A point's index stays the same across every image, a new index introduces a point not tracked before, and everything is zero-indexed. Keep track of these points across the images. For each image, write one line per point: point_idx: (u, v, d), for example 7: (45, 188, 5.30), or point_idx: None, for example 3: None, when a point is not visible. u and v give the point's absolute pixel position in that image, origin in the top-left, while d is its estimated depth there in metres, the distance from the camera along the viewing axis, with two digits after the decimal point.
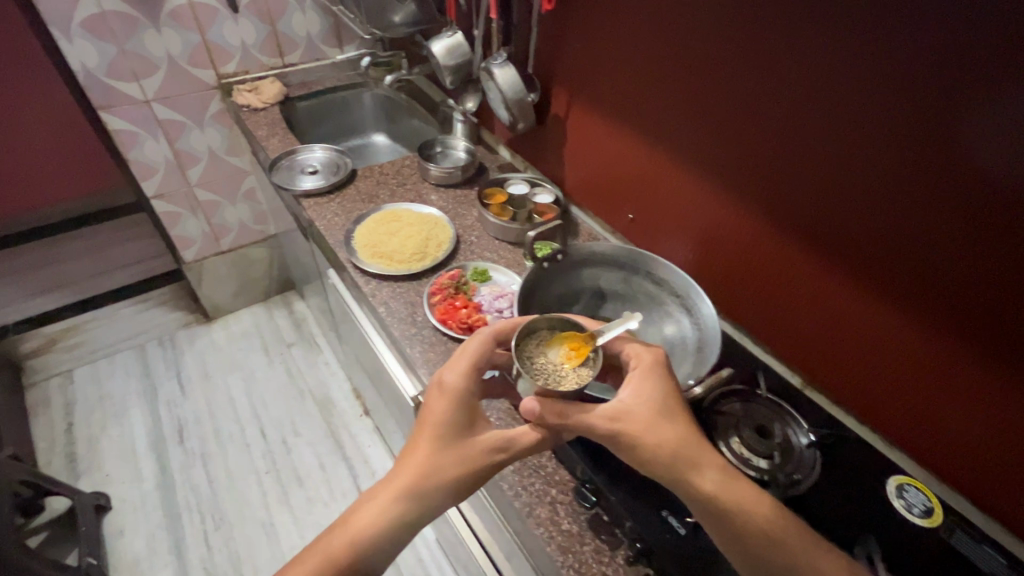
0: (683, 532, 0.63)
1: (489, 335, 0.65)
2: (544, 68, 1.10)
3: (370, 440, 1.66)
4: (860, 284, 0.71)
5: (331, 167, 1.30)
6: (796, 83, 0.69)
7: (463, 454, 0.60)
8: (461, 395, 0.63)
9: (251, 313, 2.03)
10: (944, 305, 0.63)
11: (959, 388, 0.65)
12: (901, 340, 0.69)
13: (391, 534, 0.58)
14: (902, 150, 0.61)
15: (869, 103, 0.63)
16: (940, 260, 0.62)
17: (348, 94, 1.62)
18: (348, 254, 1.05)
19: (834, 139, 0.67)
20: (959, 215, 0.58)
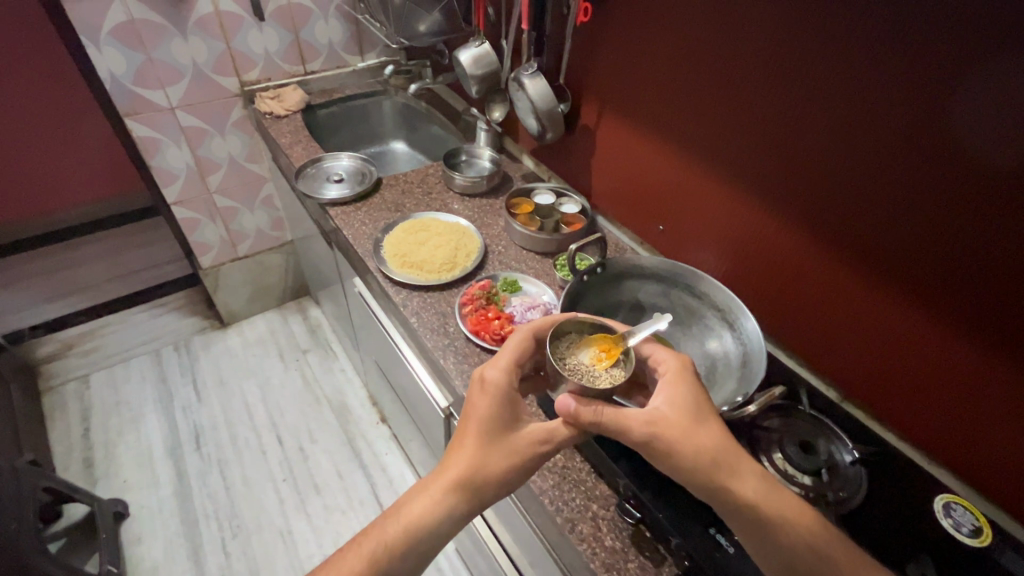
0: (732, 550, 0.62)
1: (529, 334, 0.70)
2: (574, 79, 1.10)
3: (387, 448, 1.65)
4: (900, 300, 0.71)
5: (356, 175, 1.30)
6: (835, 99, 0.69)
7: (508, 448, 0.63)
8: (504, 391, 0.66)
9: (266, 319, 2.02)
10: (989, 324, 0.63)
11: (1004, 407, 0.65)
12: (943, 358, 0.69)
13: (441, 524, 0.61)
14: (947, 170, 0.61)
15: (912, 120, 0.62)
16: (985, 278, 0.61)
17: (368, 102, 1.63)
18: (378, 263, 1.05)
19: (874, 155, 0.67)
20: (1007, 236, 0.58)
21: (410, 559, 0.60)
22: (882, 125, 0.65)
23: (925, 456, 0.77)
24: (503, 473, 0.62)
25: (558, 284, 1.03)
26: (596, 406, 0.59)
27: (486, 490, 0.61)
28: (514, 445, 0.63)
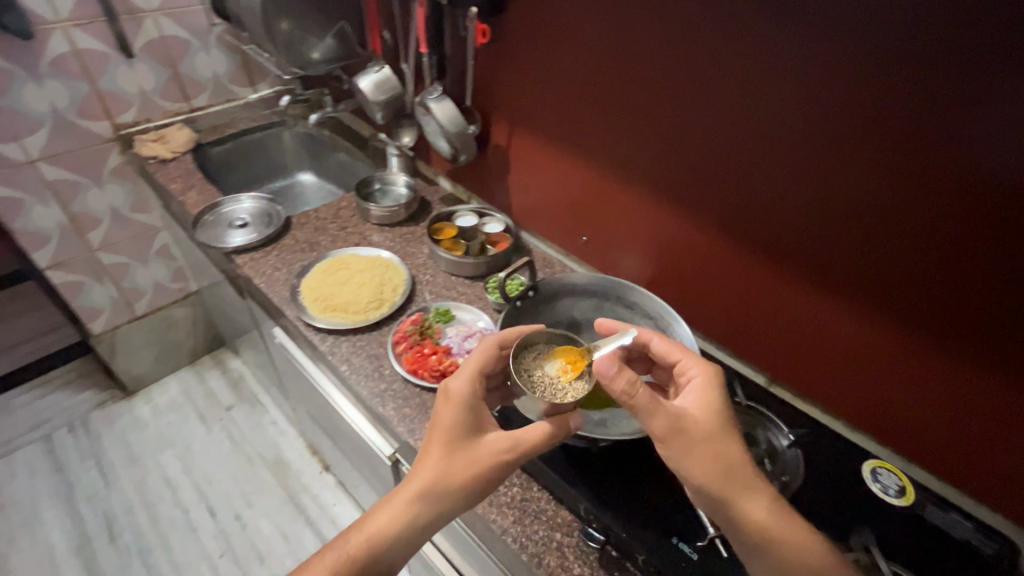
0: (696, 556, 0.62)
1: (495, 347, 0.68)
2: (480, 99, 1.09)
3: (335, 497, 1.55)
4: (823, 291, 0.75)
5: (262, 217, 1.21)
6: (745, 109, 0.72)
7: (473, 458, 0.61)
8: (469, 401, 0.65)
9: (179, 380, 1.83)
10: (892, 303, 0.69)
11: (911, 377, 0.72)
12: (856, 337, 0.75)
13: (406, 536, 0.59)
14: (843, 168, 0.66)
15: (818, 126, 0.66)
16: (898, 267, 0.66)
17: (266, 135, 1.52)
18: (298, 311, 0.97)
19: (787, 160, 0.71)
20: (898, 224, 0.64)
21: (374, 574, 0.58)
22: (792, 131, 0.69)
23: (847, 426, 0.83)
24: (466, 483, 0.60)
25: (492, 307, 1.01)
26: (634, 380, 0.56)
27: (450, 499, 0.60)
28: (479, 453, 0.61)
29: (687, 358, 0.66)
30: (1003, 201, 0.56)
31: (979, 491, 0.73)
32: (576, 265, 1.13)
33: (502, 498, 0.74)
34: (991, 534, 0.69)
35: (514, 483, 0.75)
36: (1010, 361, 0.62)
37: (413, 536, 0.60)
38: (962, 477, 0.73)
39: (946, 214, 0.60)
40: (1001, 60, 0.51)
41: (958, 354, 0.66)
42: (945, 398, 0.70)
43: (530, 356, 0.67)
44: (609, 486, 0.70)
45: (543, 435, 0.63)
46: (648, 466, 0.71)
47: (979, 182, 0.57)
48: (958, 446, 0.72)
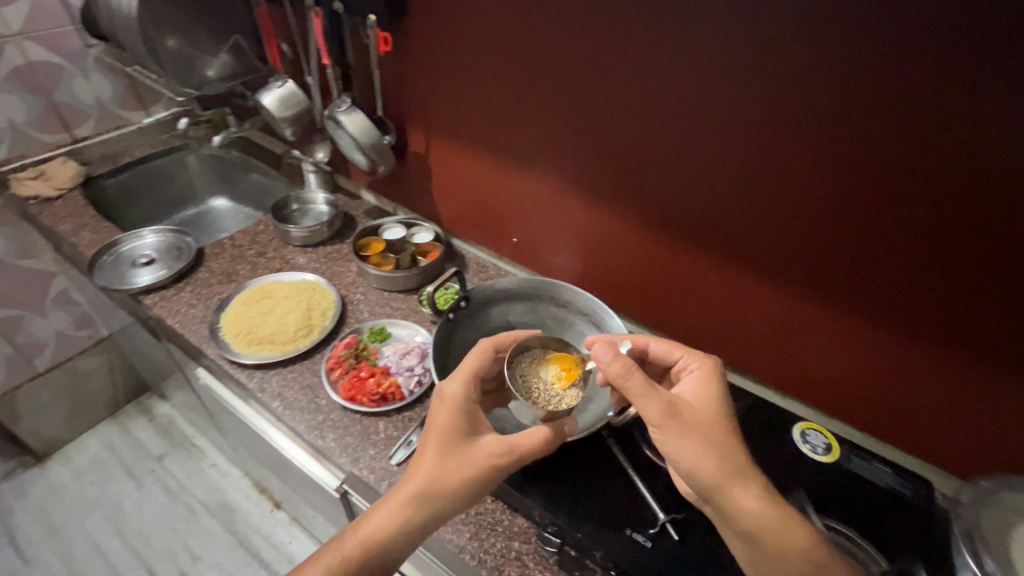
0: (650, 544, 0.64)
1: (491, 347, 0.68)
2: (394, 108, 1.06)
3: (290, 535, 1.47)
4: (759, 273, 0.78)
5: (170, 251, 1.12)
6: (669, 105, 0.73)
7: (466, 462, 0.60)
8: (464, 403, 0.64)
9: (99, 436, 1.67)
10: (811, 276, 0.73)
11: (834, 342, 0.77)
12: (782, 310, 0.79)
13: (400, 541, 0.57)
14: (754, 154, 0.69)
15: (740, 119, 0.68)
16: (825, 247, 0.70)
17: (167, 161, 1.41)
18: (219, 349, 0.91)
19: (714, 152, 0.72)
20: (810, 202, 0.68)
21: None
22: (716, 124, 0.70)
23: (778, 393, 0.88)
24: (459, 485, 0.58)
25: (428, 320, 0.99)
26: (630, 366, 0.59)
27: (441, 504, 0.58)
28: (474, 454, 0.60)
29: (687, 355, 0.69)
30: (913, 180, 0.60)
31: (901, 440, 0.79)
32: (510, 267, 1.13)
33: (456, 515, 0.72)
34: (910, 478, 0.75)
35: None
36: (929, 324, 0.67)
37: (407, 541, 0.58)
38: (879, 427, 0.80)
39: (863, 194, 0.64)
40: (899, 48, 0.54)
41: (883, 321, 0.71)
42: (864, 359, 0.75)
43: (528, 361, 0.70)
44: (561, 487, 0.69)
45: (538, 438, 0.62)
46: (598, 462, 0.72)
47: (892, 164, 0.60)
48: (875, 400, 0.78)
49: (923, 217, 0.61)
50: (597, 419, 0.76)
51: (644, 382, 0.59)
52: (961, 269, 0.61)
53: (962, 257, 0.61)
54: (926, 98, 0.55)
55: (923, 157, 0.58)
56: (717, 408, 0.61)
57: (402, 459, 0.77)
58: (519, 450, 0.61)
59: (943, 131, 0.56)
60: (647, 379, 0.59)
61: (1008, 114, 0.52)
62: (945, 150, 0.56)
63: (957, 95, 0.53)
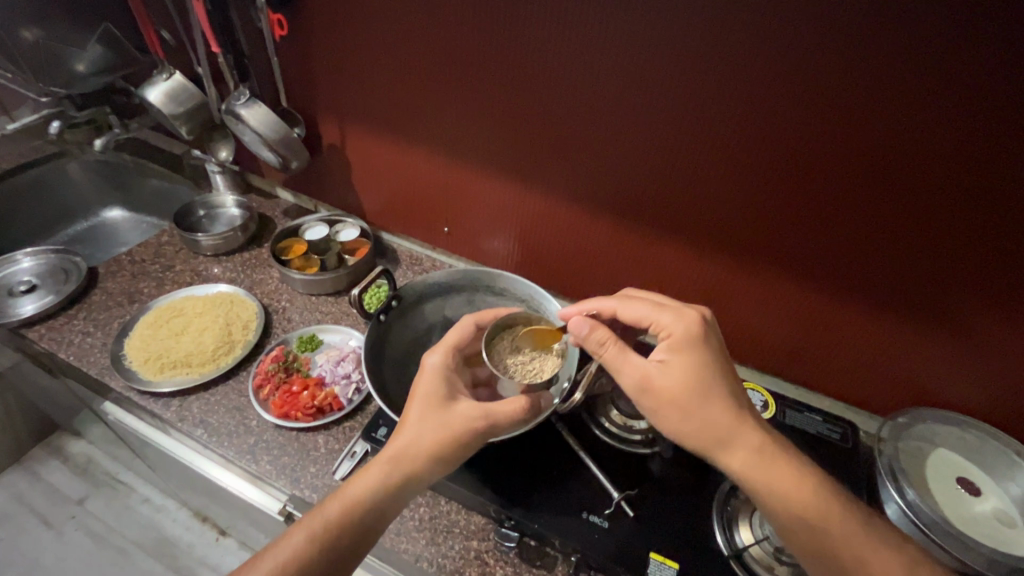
0: (607, 524, 0.64)
1: (470, 321, 0.68)
2: (300, 98, 0.98)
3: (241, 561, 1.38)
4: (706, 246, 0.78)
5: (55, 274, 0.99)
6: (600, 80, 0.70)
7: (446, 424, 0.58)
8: (446, 372, 0.63)
9: (3, 488, 1.49)
10: (742, 237, 0.75)
11: (767, 299, 0.79)
12: (716, 273, 0.81)
13: (380, 506, 0.55)
14: (678, 121, 0.68)
15: (675, 92, 0.66)
16: (766, 215, 0.71)
17: (43, 171, 1.24)
18: (125, 380, 0.81)
19: (653, 128, 0.71)
20: (736, 165, 0.69)
21: (341, 553, 0.52)
22: (652, 99, 0.68)
23: None
24: (438, 447, 0.57)
25: (363, 322, 0.94)
26: (604, 339, 0.62)
27: (420, 469, 0.56)
28: (453, 415, 0.58)
29: (664, 313, 0.62)
30: (850, 145, 0.61)
31: (836, 391, 0.84)
32: (444, 257, 1.09)
33: (410, 523, 0.69)
34: (838, 421, 0.80)
35: (420, 503, 0.71)
36: (867, 282, 0.70)
37: (388, 506, 0.55)
38: (809, 377, 0.85)
39: (803, 162, 0.64)
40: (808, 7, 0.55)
41: (823, 283, 0.73)
42: (795, 313, 0.78)
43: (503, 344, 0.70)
44: (514, 480, 0.68)
45: (516, 406, 0.60)
46: (549, 449, 0.71)
47: (830, 130, 0.61)
48: (806, 352, 0.82)
49: (860, 181, 0.63)
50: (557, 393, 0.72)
51: (618, 354, 0.61)
52: (891, 227, 0.64)
53: (895, 216, 0.63)
54: (859, 63, 0.55)
55: (858, 121, 0.59)
56: (699, 374, 0.58)
57: (346, 472, 0.73)
58: (495, 416, 0.59)
59: (874, 96, 0.57)
60: (622, 351, 0.62)
61: (931, 75, 0.53)
62: (876, 114, 0.57)
63: (888, 59, 0.54)
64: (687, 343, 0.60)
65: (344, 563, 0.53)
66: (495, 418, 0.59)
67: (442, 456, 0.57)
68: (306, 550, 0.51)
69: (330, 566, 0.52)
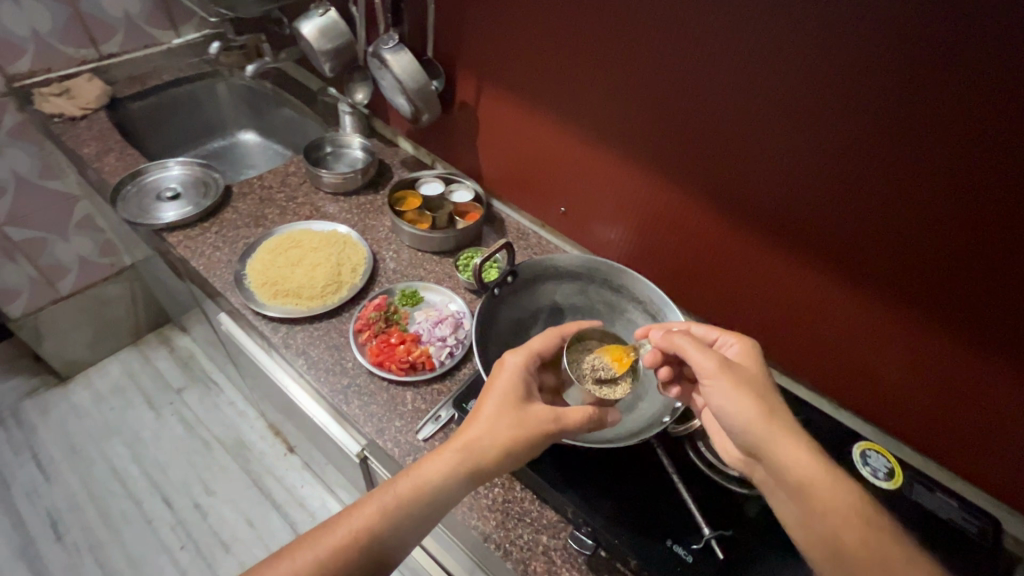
0: (691, 559, 0.59)
1: (555, 333, 0.64)
2: (444, 50, 0.96)
3: (303, 479, 1.47)
4: (839, 284, 0.69)
5: (197, 186, 1.06)
6: (760, 76, 0.63)
7: (519, 424, 0.56)
8: (524, 373, 0.61)
9: (120, 361, 1.67)
10: (872, 273, 0.66)
11: (890, 348, 0.70)
12: (835, 306, 0.72)
13: (448, 493, 0.54)
14: (825, 131, 0.61)
15: (835, 95, 0.58)
16: (906, 253, 0.61)
17: (197, 87, 1.33)
18: (243, 298, 0.86)
19: (807, 141, 0.63)
20: (883, 190, 0.60)
21: (405, 533, 0.52)
22: (814, 103, 0.60)
23: (820, 396, 0.82)
24: (509, 443, 0.55)
25: (463, 288, 0.93)
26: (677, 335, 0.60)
27: (487, 466, 0.55)
28: (527, 417, 0.56)
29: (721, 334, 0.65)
30: None
31: (975, 476, 0.72)
32: (552, 237, 1.05)
33: (483, 501, 0.68)
34: (978, 512, 0.68)
35: (495, 484, 0.70)
36: None
37: (455, 492, 0.54)
38: (939, 449, 0.73)
39: (993, 209, 0.54)
40: None
41: (981, 354, 0.62)
42: (921, 370, 0.68)
43: (585, 346, 0.68)
44: (598, 486, 0.64)
45: (586, 416, 0.58)
46: (640, 464, 0.67)
47: None
48: (930, 417, 0.71)
49: None
50: (650, 424, 0.68)
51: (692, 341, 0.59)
52: None
53: None
54: None
55: None
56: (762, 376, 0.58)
57: (430, 434, 0.73)
58: (568, 420, 0.58)
59: None
60: (697, 341, 0.59)
61: None
62: None
63: None
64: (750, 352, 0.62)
65: (410, 540, 0.53)
66: (566, 424, 0.58)
67: (508, 454, 0.55)
68: (375, 524, 0.52)
69: (397, 541, 0.52)
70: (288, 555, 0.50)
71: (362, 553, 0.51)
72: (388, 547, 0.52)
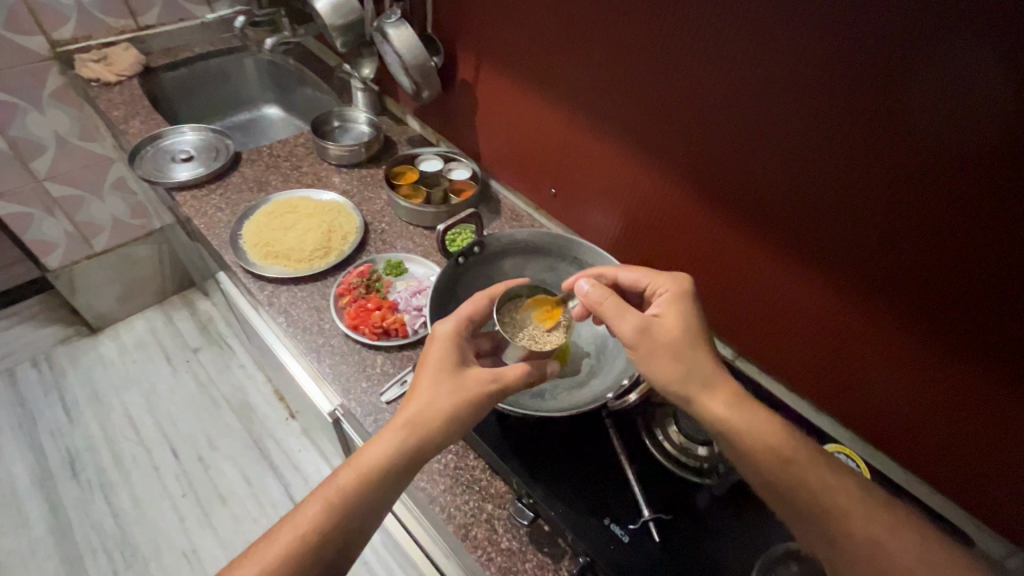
0: (627, 540, 0.58)
1: (484, 297, 0.65)
2: (446, 27, 0.98)
3: (301, 444, 1.52)
4: (814, 278, 0.65)
5: (209, 151, 1.11)
6: (731, 51, 0.60)
7: (460, 389, 0.57)
8: (456, 340, 0.61)
9: (145, 319, 1.77)
10: (841, 267, 0.62)
11: (864, 350, 0.65)
12: (808, 302, 0.68)
13: (398, 469, 0.54)
14: (789, 113, 0.58)
15: (796, 74, 0.56)
16: (874, 245, 0.57)
17: (224, 61, 1.39)
18: (236, 257, 0.90)
19: (779, 123, 0.60)
20: (847, 178, 0.57)
21: (358, 519, 0.52)
22: (777, 83, 0.58)
23: (805, 401, 0.78)
24: (453, 410, 0.56)
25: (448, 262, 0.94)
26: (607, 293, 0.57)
27: (434, 435, 0.55)
28: (466, 380, 0.58)
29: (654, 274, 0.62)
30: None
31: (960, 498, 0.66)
32: (545, 220, 1.05)
33: (434, 465, 0.69)
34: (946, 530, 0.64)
35: (450, 450, 0.71)
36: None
37: (406, 469, 0.55)
38: (924, 465, 0.67)
39: (966, 200, 0.49)
40: None
41: (960, 358, 0.56)
42: (896, 373, 0.63)
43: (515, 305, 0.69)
44: (544, 458, 0.64)
45: (524, 373, 0.60)
46: (591, 443, 0.66)
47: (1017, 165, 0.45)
48: (913, 429, 0.66)
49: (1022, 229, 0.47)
50: (595, 399, 0.68)
51: (619, 303, 0.56)
52: None
53: None
54: None
55: None
56: (690, 328, 0.56)
57: (393, 398, 0.74)
58: (507, 378, 0.59)
59: None
60: (622, 302, 0.56)
61: None
62: None
63: None
64: (682, 294, 0.59)
65: (368, 525, 0.52)
66: (506, 383, 0.59)
67: (450, 414, 0.56)
68: (325, 519, 0.50)
69: (352, 528, 0.51)
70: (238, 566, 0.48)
71: (318, 549, 0.50)
72: (342, 539, 0.51)
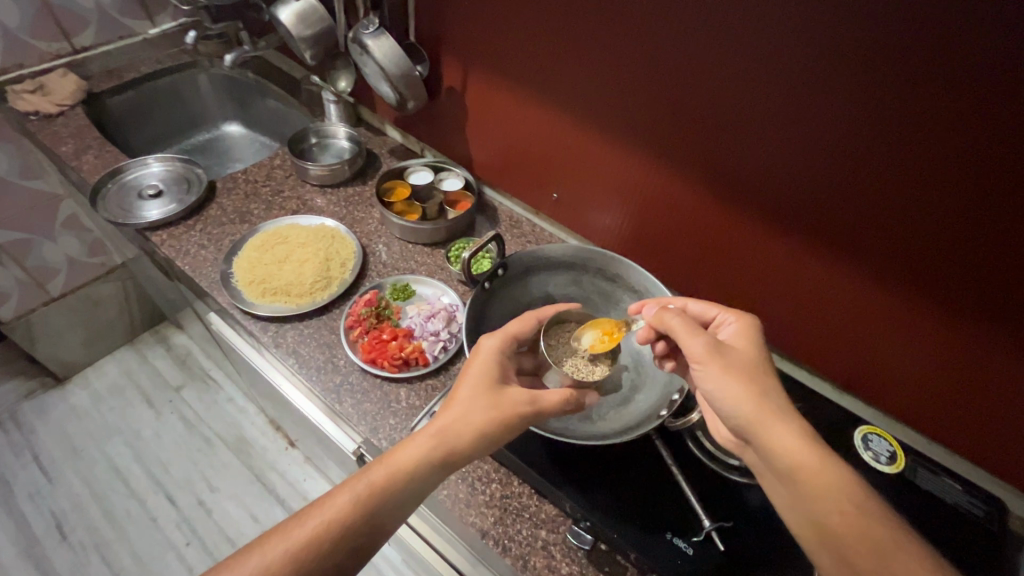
0: (692, 552, 0.58)
1: (533, 315, 0.64)
2: (427, 34, 0.93)
3: (305, 473, 1.47)
4: (840, 264, 0.67)
5: (179, 182, 1.03)
6: (751, 48, 0.59)
7: (495, 403, 0.55)
8: (499, 357, 0.60)
9: (116, 361, 1.65)
10: (870, 253, 0.63)
11: (892, 329, 0.67)
12: (833, 287, 0.69)
13: (424, 478, 0.52)
14: (814, 107, 0.58)
15: (822, 69, 0.56)
16: (904, 229, 0.59)
17: (176, 80, 1.29)
18: (231, 298, 0.84)
19: (805, 118, 0.60)
20: (876, 167, 0.58)
21: (381, 520, 0.50)
22: (801, 79, 0.58)
23: (829, 381, 0.80)
24: (484, 424, 0.54)
25: (456, 280, 0.91)
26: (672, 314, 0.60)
27: (466, 452, 0.53)
28: (503, 398, 0.56)
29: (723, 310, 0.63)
30: None
31: (986, 460, 0.69)
32: (547, 224, 1.03)
33: (480, 497, 0.67)
34: (984, 497, 0.65)
35: (493, 479, 0.69)
36: None
37: (433, 478, 0.53)
38: (951, 432, 0.71)
39: (998, 184, 0.51)
40: None
41: (989, 329, 0.59)
42: (924, 348, 0.66)
43: (564, 330, 0.69)
44: (595, 478, 0.64)
45: (563, 398, 0.58)
46: (639, 457, 0.66)
47: None
48: (941, 398, 0.69)
49: None
50: (647, 417, 0.68)
51: (685, 322, 0.58)
52: None
53: None
54: None
55: None
56: (761, 362, 0.56)
57: None
58: (544, 403, 0.57)
59: None
60: (688, 322, 0.58)
61: None
62: None
63: None
64: (751, 329, 0.59)
65: (385, 529, 0.50)
66: (544, 406, 0.57)
67: (478, 433, 0.54)
68: (350, 512, 0.49)
69: (374, 528, 0.49)
70: (257, 548, 0.46)
71: (339, 544, 0.48)
72: (361, 538, 0.49)
